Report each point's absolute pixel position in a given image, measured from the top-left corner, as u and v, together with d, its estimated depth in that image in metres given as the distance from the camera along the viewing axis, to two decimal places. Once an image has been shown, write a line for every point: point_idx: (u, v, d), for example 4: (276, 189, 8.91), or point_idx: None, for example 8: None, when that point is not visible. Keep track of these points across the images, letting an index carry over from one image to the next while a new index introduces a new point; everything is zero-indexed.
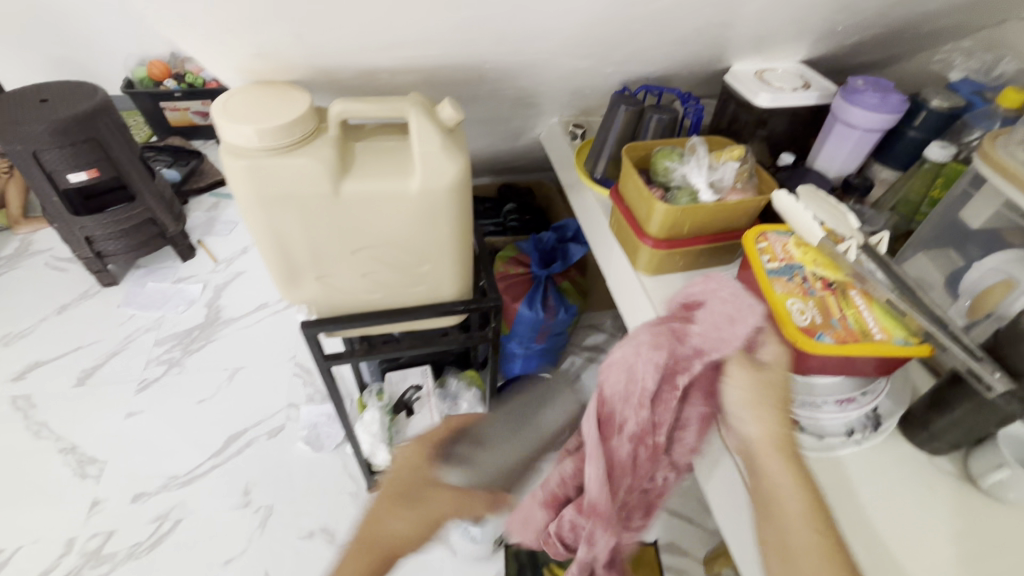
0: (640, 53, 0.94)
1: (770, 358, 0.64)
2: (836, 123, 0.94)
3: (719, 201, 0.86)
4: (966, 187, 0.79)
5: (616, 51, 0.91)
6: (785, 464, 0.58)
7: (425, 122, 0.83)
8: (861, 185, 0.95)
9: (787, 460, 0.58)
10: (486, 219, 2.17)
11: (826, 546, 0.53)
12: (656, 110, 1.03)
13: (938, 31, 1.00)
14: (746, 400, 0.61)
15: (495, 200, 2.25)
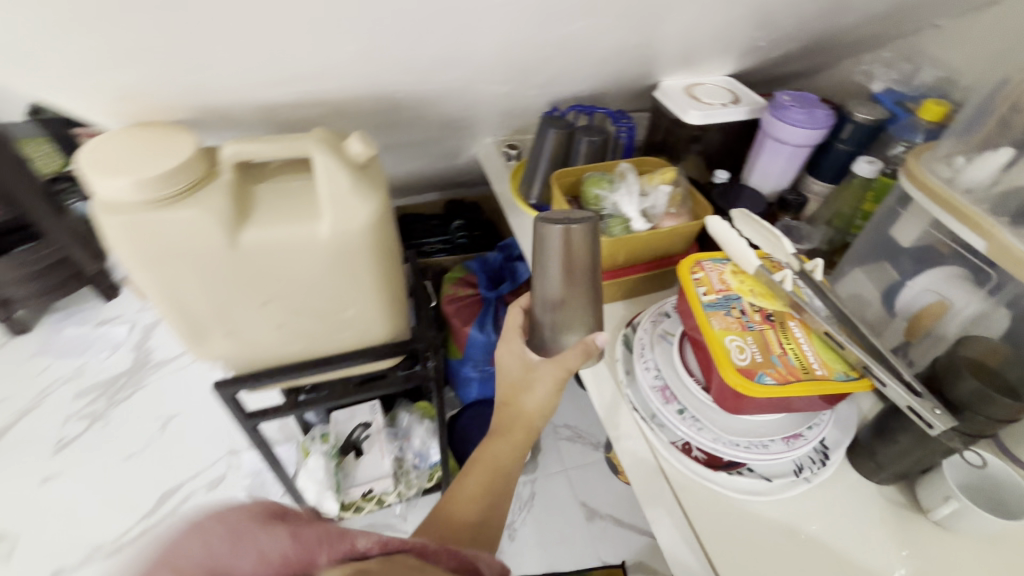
0: (564, 74, 0.89)
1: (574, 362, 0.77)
2: (765, 139, 0.92)
3: (652, 229, 0.82)
4: (893, 205, 0.78)
5: (539, 74, 0.87)
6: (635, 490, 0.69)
7: (330, 161, 0.75)
8: (796, 201, 0.93)
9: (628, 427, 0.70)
10: (434, 237, 2.09)
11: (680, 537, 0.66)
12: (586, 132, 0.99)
13: (859, 42, 1.00)
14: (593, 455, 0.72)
15: (443, 217, 2.17)
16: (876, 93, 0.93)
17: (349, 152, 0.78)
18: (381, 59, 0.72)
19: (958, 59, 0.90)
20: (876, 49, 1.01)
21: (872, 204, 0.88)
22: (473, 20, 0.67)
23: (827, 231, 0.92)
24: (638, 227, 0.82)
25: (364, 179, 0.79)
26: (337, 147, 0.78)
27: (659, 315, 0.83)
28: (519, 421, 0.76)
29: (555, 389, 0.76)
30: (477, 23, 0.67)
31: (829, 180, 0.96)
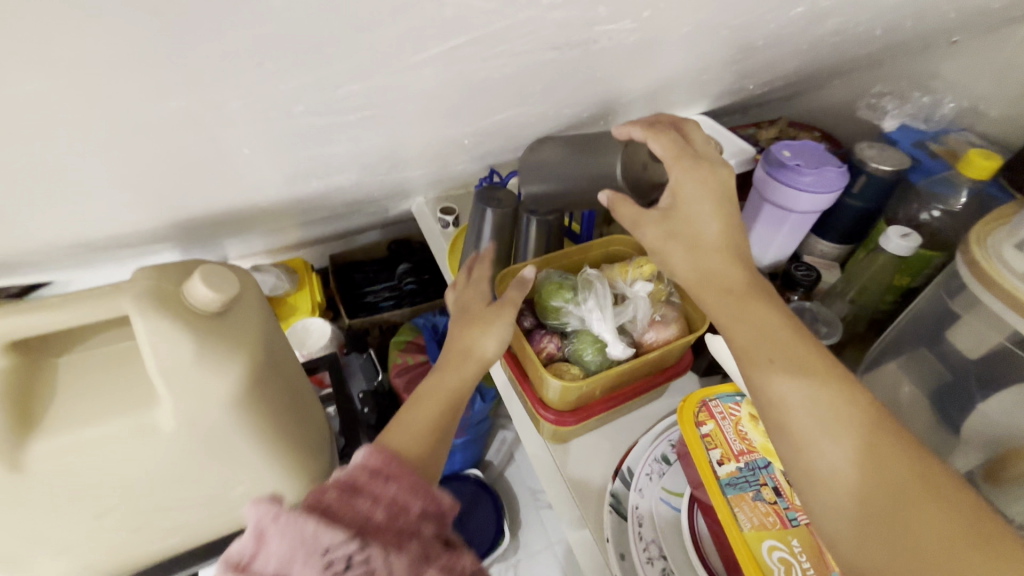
0: (499, 144, 0.67)
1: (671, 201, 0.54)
2: (763, 202, 0.71)
3: (636, 356, 0.60)
4: (946, 296, 0.61)
5: (464, 149, 0.63)
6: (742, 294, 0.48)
7: (159, 324, 0.51)
8: (806, 278, 0.73)
9: (742, 291, 0.48)
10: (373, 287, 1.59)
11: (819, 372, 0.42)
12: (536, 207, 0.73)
13: (854, 67, 0.82)
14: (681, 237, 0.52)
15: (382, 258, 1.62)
16: (886, 132, 0.75)
17: (191, 300, 0.53)
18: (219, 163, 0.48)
19: (984, 85, 0.72)
20: (874, 72, 0.83)
21: (903, 277, 0.70)
22: (347, 104, 0.44)
23: (850, 310, 0.73)
24: (615, 350, 0.60)
25: (221, 335, 0.54)
26: (170, 295, 0.53)
27: (656, 463, 0.63)
28: (732, 228, 0.52)
29: (719, 200, 0.52)
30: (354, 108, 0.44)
31: (839, 241, 0.77)
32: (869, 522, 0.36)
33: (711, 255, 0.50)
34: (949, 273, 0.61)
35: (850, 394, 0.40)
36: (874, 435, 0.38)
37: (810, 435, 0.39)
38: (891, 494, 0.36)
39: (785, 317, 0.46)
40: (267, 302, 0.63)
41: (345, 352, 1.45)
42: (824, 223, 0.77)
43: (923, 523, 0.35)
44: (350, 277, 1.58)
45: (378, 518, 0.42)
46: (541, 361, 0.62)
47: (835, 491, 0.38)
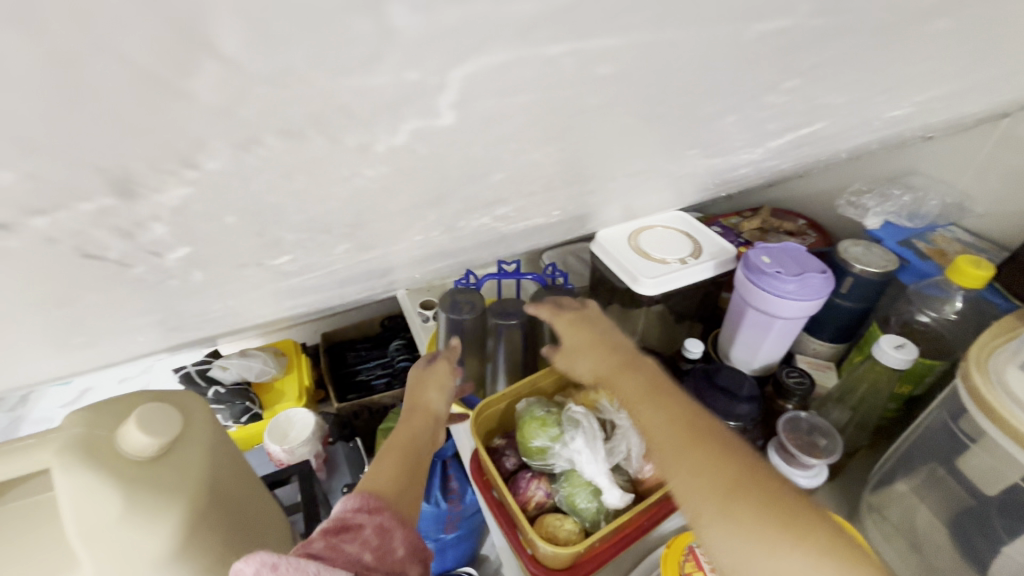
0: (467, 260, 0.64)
1: (563, 325, 0.61)
2: (749, 310, 0.68)
3: (636, 504, 0.54)
4: (950, 419, 0.55)
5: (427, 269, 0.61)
6: (631, 377, 0.51)
7: (84, 478, 0.47)
8: (799, 385, 0.68)
9: (628, 373, 0.52)
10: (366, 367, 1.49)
11: (708, 432, 0.42)
12: (505, 313, 0.67)
13: (833, 163, 0.80)
14: (580, 345, 0.58)
15: (377, 336, 1.55)
16: (870, 228, 0.73)
17: (122, 446, 0.49)
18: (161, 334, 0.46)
19: (967, 179, 0.71)
20: (855, 166, 0.81)
21: (905, 384, 0.65)
22: (284, 280, 0.40)
23: (851, 418, 0.67)
24: (611, 497, 0.54)
25: (153, 482, 0.49)
26: (105, 443, 0.49)
27: None
28: (602, 330, 0.59)
29: (588, 322, 0.60)
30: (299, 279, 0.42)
31: (834, 339, 0.73)
32: (745, 551, 0.36)
33: (595, 352, 0.56)
34: (951, 394, 0.55)
35: (690, 427, 0.43)
36: (709, 455, 0.41)
37: (683, 473, 0.41)
38: (721, 509, 0.38)
39: (654, 376, 0.51)
40: (217, 429, 0.58)
41: (329, 441, 1.35)
42: (814, 321, 0.74)
43: (757, 545, 0.36)
44: (343, 354, 1.52)
45: (367, 559, 0.41)
46: (529, 513, 0.56)
47: (709, 524, 0.38)
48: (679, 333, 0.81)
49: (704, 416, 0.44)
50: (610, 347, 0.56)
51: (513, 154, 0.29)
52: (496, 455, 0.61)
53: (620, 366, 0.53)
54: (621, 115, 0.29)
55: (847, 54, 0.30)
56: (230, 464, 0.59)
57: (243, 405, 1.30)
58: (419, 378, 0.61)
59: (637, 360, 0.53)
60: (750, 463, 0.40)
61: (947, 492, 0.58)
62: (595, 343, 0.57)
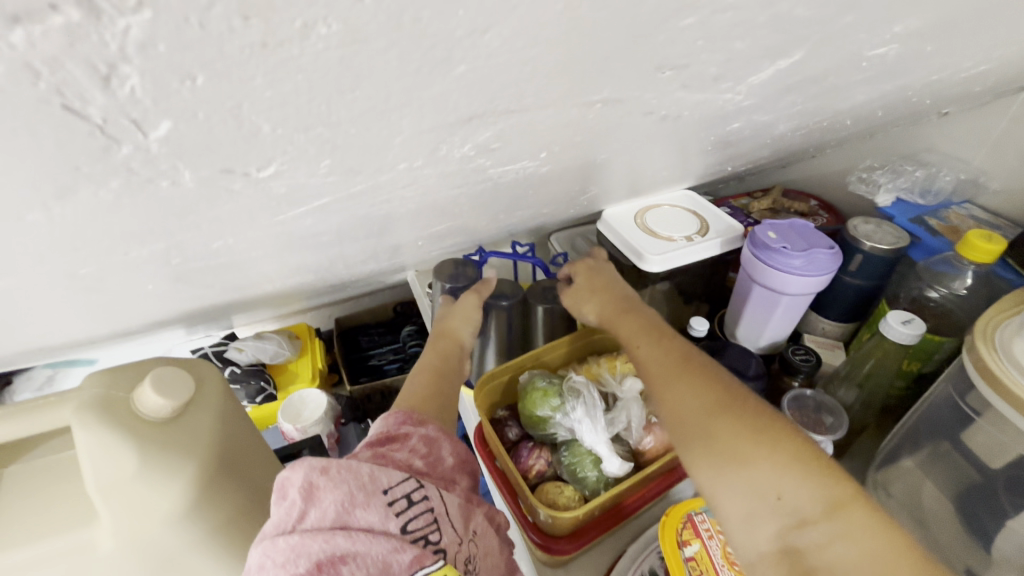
0: (469, 233, 0.65)
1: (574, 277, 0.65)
2: (755, 287, 0.68)
3: (635, 473, 0.54)
4: (956, 394, 0.55)
5: (429, 242, 0.61)
6: (639, 329, 0.53)
7: (103, 436, 0.49)
8: (804, 362, 0.67)
9: (637, 325, 0.54)
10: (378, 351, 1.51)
11: (718, 384, 0.44)
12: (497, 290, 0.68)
13: (844, 140, 0.79)
14: (591, 295, 0.61)
15: (389, 321, 1.57)
16: (881, 206, 0.72)
17: (138, 407, 0.51)
18: (173, 293, 0.47)
19: (981, 156, 0.69)
20: (867, 143, 0.80)
21: (912, 361, 0.64)
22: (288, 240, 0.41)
23: (858, 396, 0.66)
24: (610, 465, 0.55)
25: (168, 443, 0.51)
26: (122, 404, 0.51)
27: None
28: (612, 285, 0.61)
29: (600, 279, 0.63)
30: (304, 235, 0.43)
31: (843, 318, 0.72)
32: (722, 469, 0.39)
33: (607, 307, 0.59)
34: (957, 370, 0.55)
35: (702, 378, 0.45)
36: (723, 408, 0.42)
37: (676, 406, 0.44)
38: (739, 458, 0.39)
39: (649, 323, 0.54)
40: (228, 396, 0.60)
41: (341, 421, 1.37)
42: (822, 300, 0.73)
43: (773, 491, 0.38)
44: (356, 339, 1.52)
45: (418, 463, 0.43)
46: (530, 481, 0.57)
47: (696, 451, 0.41)
48: (686, 313, 0.81)
49: (715, 367, 0.46)
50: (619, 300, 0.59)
51: (506, 100, 0.29)
52: (499, 425, 0.62)
53: (631, 320, 0.55)
54: (609, 56, 0.29)
55: (851, 1, 0.30)
56: (241, 430, 0.61)
57: (258, 385, 1.33)
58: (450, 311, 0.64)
59: (638, 311, 0.56)
60: (760, 411, 0.42)
61: (952, 468, 0.57)
62: (605, 296, 0.60)
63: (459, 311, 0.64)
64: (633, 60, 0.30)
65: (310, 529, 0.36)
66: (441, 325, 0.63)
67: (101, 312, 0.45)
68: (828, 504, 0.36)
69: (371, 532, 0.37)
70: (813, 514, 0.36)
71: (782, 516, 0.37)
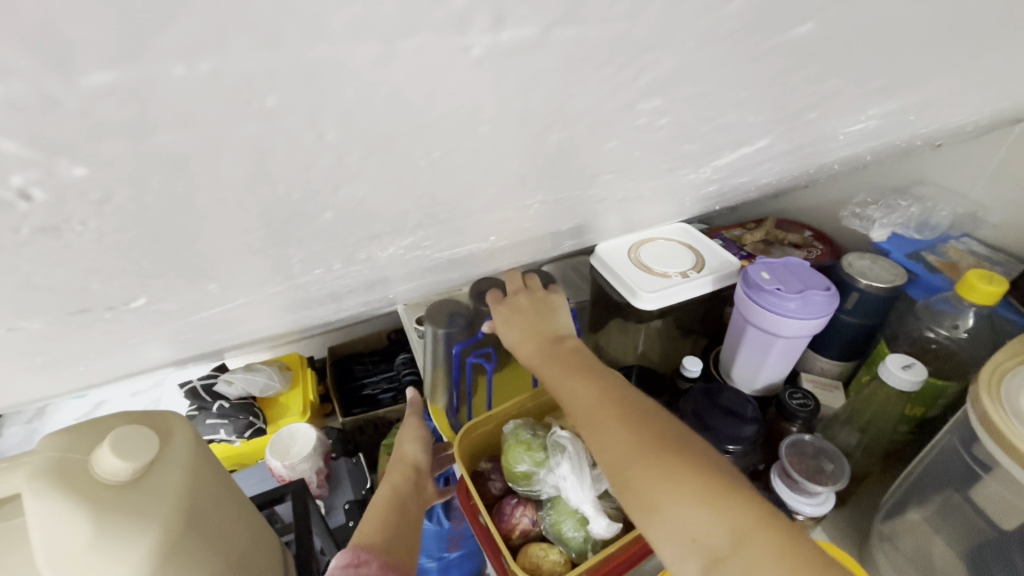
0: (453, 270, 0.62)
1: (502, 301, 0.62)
2: (749, 328, 0.65)
3: (623, 534, 0.51)
4: (962, 448, 0.52)
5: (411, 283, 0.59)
6: (560, 364, 0.52)
7: (58, 505, 0.46)
8: (801, 408, 0.64)
9: (560, 361, 0.53)
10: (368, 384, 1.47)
11: (634, 424, 0.44)
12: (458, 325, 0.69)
13: (839, 172, 0.76)
14: (516, 326, 0.59)
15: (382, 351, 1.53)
16: (875, 241, 0.71)
17: (97, 470, 0.48)
18: (134, 356, 0.45)
19: (980, 189, 0.67)
20: (861, 174, 0.78)
21: (916, 406, 0.61)
22: (253, 301, 0.39)
23: (859, 441, 0.64)
24: (598, 526, 0.52)
25: (127, 510, 0.48)
26: (79, 471, 0.48)
27: None
28: (534, 313, 0.60)
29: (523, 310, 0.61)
30: (271, 301, 0.40)
31: (841, 357, 0.70)
32: (645, 514, 0.39)
33: (530, 340, 0.57)
34: (962, 420, 0.52)
35: (619, 419, 0.44)
36: (641, 452, 0.41)
37: (606, 448, 0.43)
38: (655, 503, 0.39)
39: (581, 362, 0.52)
40: (199, 454, 0.57)
41: (332, 456, 1.34)
42: (819, 337, 0.70)
43: (687, 532, 0.37)
44: (349, 368, 1.49)
45: None
46: (514, 541, 0.54)
47: (623, 499, 0.41)
48: (680, 349, 0.79)
49: (638, 403, 0.46)
50: (542, 334, 0.57)
51: (464, 161, 0.28)
52: (482, 479, 0.59)
53: (556, 356, 0.54)
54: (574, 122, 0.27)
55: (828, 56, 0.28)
56: (214, 490, 0.58)
57: (246, 419, 1.28)
58: (405, 436, 0.71)
59: (562, 349, 0.54)
60: (673, 446, 0.41)
61: (960, 521, 0.54)
62: (528, 328, 0.58)
63: (407, 433, 0.71)
64: (604, 126, 0.28)
65: None
66: (397, 452, 0.69)
67: (57, 379, 0.43)
68: (735, 538, 0.36)
69: None
70: (722, 551, 0.36)
71: (700, 557, 0.36)
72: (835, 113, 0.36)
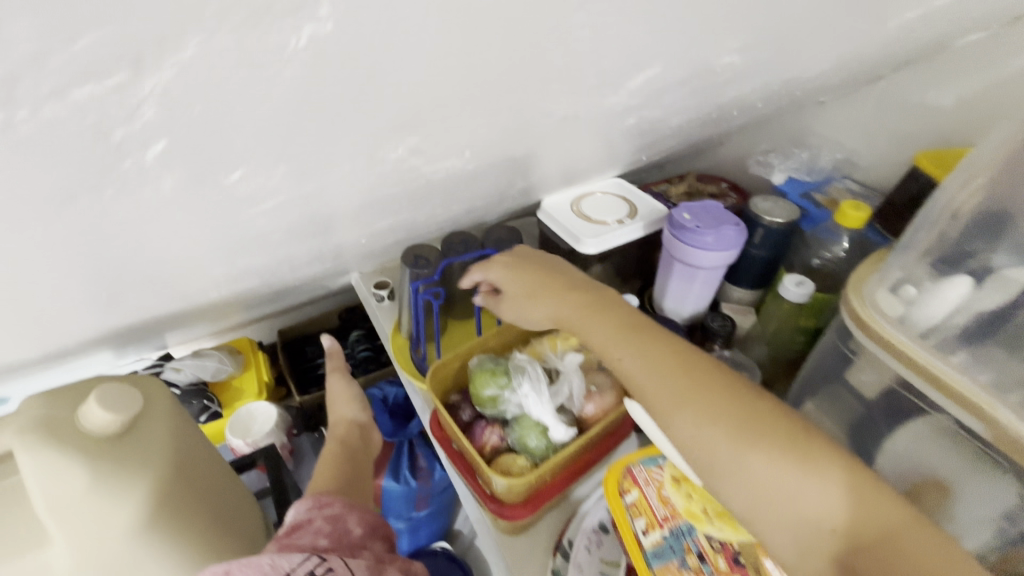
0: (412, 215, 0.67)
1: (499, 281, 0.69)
2: (675, 263, 0.76)
3: (580, 435, 0.60)
4: (838, 342, 0.65)
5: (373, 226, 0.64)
6: (618, 336, 0.56)
7: (49, 457, 0.48)
8: (720, 329, 0.75)
9: (620, 333, 0.56)
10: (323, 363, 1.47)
11: (735, 404, 0.47)
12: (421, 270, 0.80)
13: (745, 128, 0.88)
14: (527, 293, 0.66)
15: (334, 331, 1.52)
16: (776, 184, 0.82)
17: (83, 424, 0.50)
18: (91, 279, 0.47)
19: (854, 136, 0.80)
20: (764, 130, 0.90)
21: (809, 318, 0.73)
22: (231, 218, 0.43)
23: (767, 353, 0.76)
24: (557, 433, 0.60)
25: (118, 458, 0.51)
26: (65, 426, 0.50)
27: (593, 534, 0.62)
28: (575, 290, 0.63)
29: (548, 279, 0.65)
30: (229, 204, 0.44)
31: (753, 287, 0.81)
32: (749, 492, 0.44)
33: (570, 306, 0.61)
34: (840, 319, 0.64)
35: (725, 400, 0.47)
36: (749, 431, 0.45)
37: (702, 427, 0.46)
38: (767, 479, 0.43)
39: (631, 321, 0.57)
40: (178, 409, 0.60)
41: (294, 433, 1.35)
42: (734, 271, 0.82)
43: (812, 512, 0.41)
44: (301, 350, 1.48)
45: (324, 542, 0.54)
46: (485, 456, 0.61)
47: (725, 479, 0.45)
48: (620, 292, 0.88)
49: (738, 381, 0.49)
50: (574, 296, 0.62)
51: (422, 65, 0.34)
52: (453, 410, 0.66)
53: (617, 326, 0.57)
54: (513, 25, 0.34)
55: None
56: (195, 442, 0.61)
57: (201, 403, 1.28)
58: (332, 396, 0.78)
59: (602, 310, 0.59)
60: (779, 424, 0.46)
61: (841, 405, 0.66)
62: (553, 292, 0.63)
63: (337, 396, 0.79)
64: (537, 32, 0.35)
65: None
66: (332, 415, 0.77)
67: None
68: (859, 522, 0.41)
69: None
70: (851, 531, 0.40)
71: (823, 541, 0.41)
72: (719, 34, 0.45)
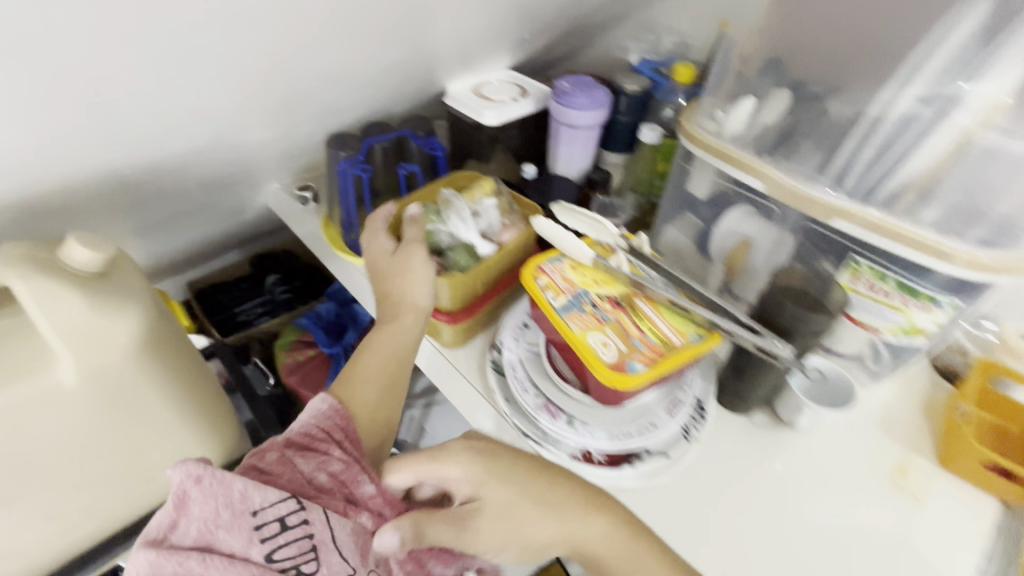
0: (337, 83, 0.78)
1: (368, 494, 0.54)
2: (560, 128, 0.93)
3: (499, 248, 0.77)
4: (683, 164, 0.82)
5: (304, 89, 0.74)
6: (551, 512, 0.52)
7: (41, 279, 0.54)
8: (601, 179, 0.96)
9: (552, 503, 0.52)
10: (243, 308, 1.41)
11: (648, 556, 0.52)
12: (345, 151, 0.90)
13: (607, 25, 1.07)
14: (425, 475, 0.52)
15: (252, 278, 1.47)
16: (634, 66, 1.01)
17: (67, 260, 0.57)
18: (56, 107, 0.54)
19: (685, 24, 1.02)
20: (622, 28, 1.10)
21: (663, 163, 0.96)
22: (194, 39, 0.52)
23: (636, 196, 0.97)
24: (482, 248, 0.76)
25: (104, 289, 0.59)
26: (48, 260, 0.56)
27: (518, 330, 0.79)
28: (526, 488, 0.52)
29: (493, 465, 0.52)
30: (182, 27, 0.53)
31: (623, 149, 1.02)
32: None
33: (527, 511, 0.51)
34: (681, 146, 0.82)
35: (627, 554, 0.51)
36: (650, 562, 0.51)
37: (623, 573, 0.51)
38: None
39: (581, 495, 0.54)
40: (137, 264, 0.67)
41: None
42: (608, 138, 1.02)
43: None
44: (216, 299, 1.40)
45: (320, 479, 0.52)
46: None
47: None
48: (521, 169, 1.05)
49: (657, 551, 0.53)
50: (568, 523, 0.52)
51: None
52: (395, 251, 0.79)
53: (580, 504, 0.53)
54: None
55: None
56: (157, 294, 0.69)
57: None
58: (389, 275, 0.73)
59: (553, 513, 0.52)
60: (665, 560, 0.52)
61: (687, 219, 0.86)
62: (513, 498, 0.51)
63: (408, 275, 0.72)
64: None
65: (177, 537, 0.46)
66: (398, 289, 0.71)
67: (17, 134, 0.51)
68: None
69: (232, 557, 0.46)
70: None
71: None
72: None
